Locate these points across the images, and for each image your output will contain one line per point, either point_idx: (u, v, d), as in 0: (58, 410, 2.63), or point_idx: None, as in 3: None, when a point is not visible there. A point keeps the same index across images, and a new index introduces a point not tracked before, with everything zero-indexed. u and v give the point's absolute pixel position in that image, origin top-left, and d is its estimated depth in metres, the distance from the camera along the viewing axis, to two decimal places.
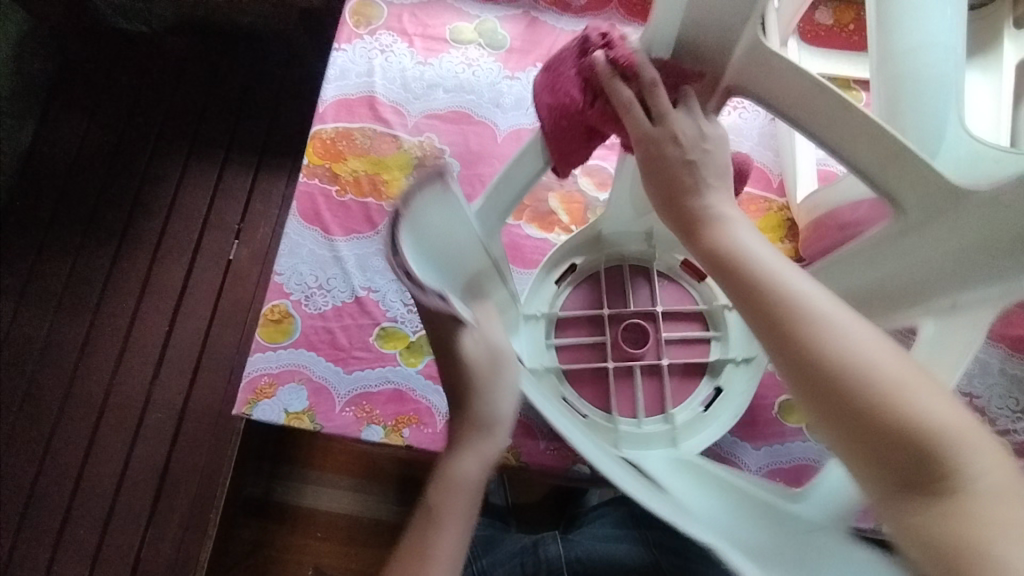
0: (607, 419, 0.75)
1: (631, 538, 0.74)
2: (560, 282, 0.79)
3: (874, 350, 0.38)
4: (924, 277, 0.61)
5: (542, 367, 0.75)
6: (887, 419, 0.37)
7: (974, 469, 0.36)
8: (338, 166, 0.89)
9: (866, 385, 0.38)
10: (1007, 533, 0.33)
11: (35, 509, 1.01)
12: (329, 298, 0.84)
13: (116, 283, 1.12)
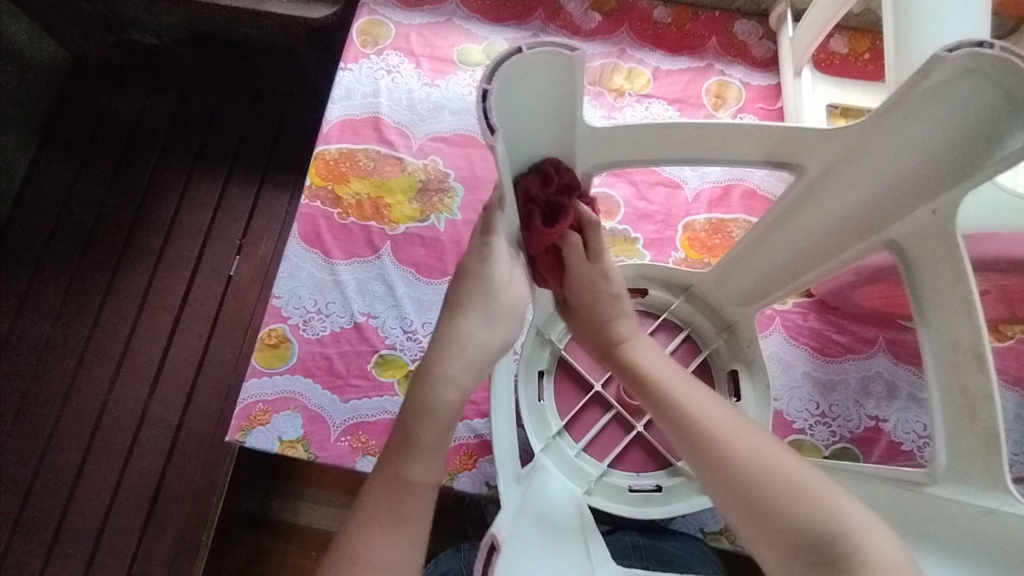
0: (670, 475, 0.73)
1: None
2: (541, 394, 0.75)
3: (773, 454, 0.48)
4: (857, 212, 0.58)
5: (592, 481, 0.71)
6: (760, 492, 0.46)
7: (871, 555, 0.41)
8: (340, 188, 0.88)
9: (767, 484, 0.46)
10: None
11: (24, 526, 1.00)
12: (327, 323, 0.83)
13: (115, 296, 1.11)
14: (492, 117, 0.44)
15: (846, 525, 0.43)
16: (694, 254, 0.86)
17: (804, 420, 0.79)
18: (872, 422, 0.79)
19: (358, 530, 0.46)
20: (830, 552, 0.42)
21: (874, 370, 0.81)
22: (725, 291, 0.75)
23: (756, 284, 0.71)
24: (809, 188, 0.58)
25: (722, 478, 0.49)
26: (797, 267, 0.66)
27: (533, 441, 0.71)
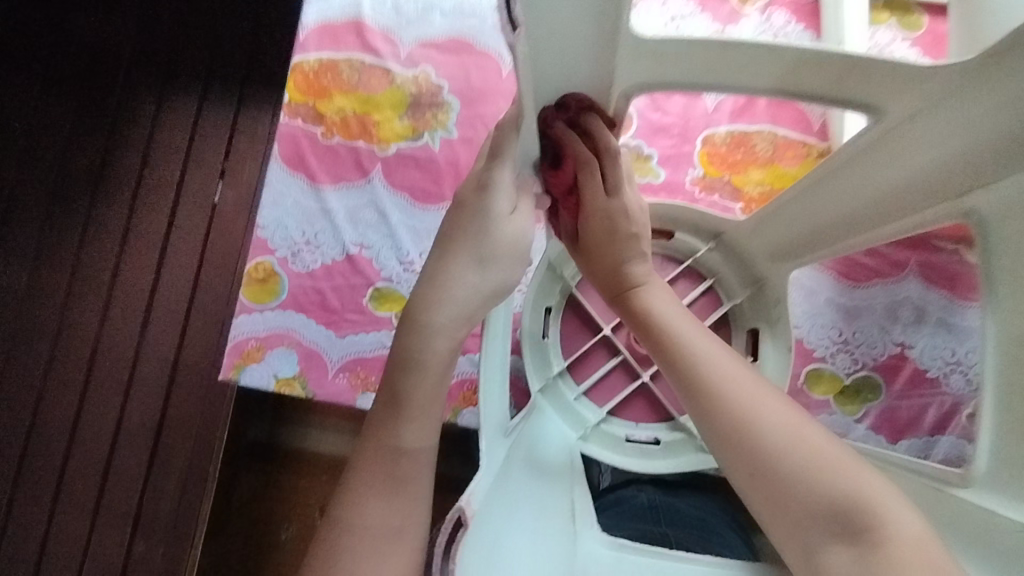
0: (672, 429, 0.71)
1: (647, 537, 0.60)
2: (545, 331, 0.73)
3: (785, 421, 0.44)
4: (925, 177, 0.48)
5: (589, 427, 0.69)
6: (773, 462, 0.43)
7: (887, 520, 0.40)
8: (322, 104, 0.79)
9: (779, 455, 0.43)
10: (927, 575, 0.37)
11: (31, 460, 1.00)
12: (317, 255, 0.77)
13: (95, 227, 1.05)
14: (514, 11, 0.35)
15: (864, 492, 0.41)
16: (713, 172, 0.78)
17: (824, 348, 0.76)
18: (899, 350, 0.75)
19: (344, 500, 0.44)
20: (849, 522, 0.40)
21: (904, 295, 0.76)
22: (759, 244, 0.68)
23: (796, 238, 0.63)
24: (882, 137, 0.47)
25: (732, 447, 0.45)
26: (839, 230, 0.58)
27: (532, 378, 0.69)
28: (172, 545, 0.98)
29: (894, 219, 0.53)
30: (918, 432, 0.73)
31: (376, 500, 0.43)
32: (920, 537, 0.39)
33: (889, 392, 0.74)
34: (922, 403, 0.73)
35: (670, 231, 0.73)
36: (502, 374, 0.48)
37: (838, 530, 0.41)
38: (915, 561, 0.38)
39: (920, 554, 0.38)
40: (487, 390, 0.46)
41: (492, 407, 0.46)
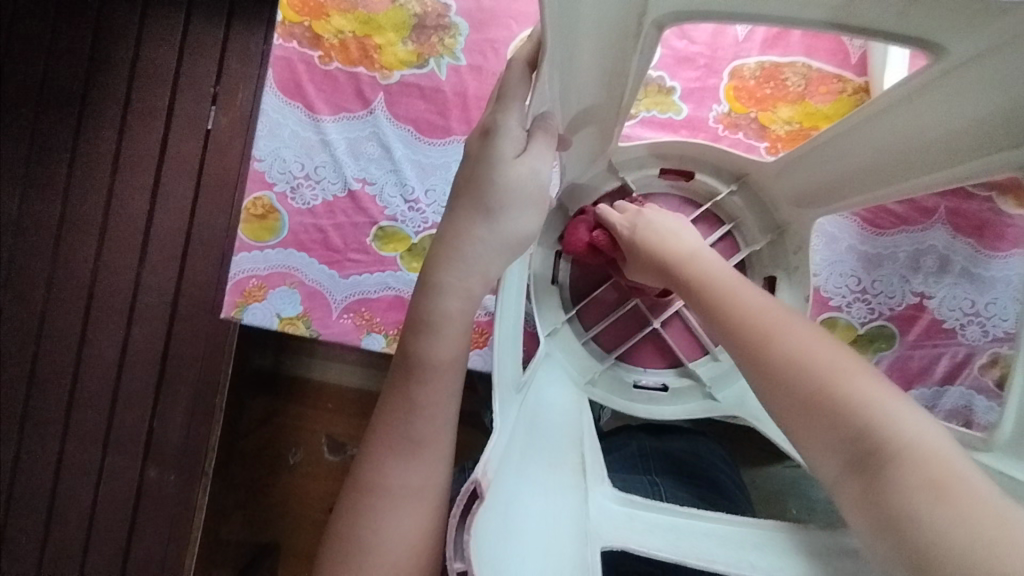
0: (680, 375, 0.71)
1: (643, 488, 0.62)
2: (556, 276, 0.71)
3: (807, 349, 0.42)
4: (977, 127, 0.44)
5: (596, 373, 0.69)
6: (792, 391, 0.41)
7: (901, 443, 0.36)
8: (319, 24, 0.73)
9: (800, 380, 0.41)
10: (947, 502, 0.34)
11: (38, 389, 1.00)
12: (318, 190, 0.73)
13: (85, 153, 1.01)
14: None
15: (874, 418, 0.38)
16: (739, 108, 0.73)
17: (841, 298, 0.74)
18: (918, 300, 0.73)
19: (368, 461, 0.47)
20: (865, 449, 0.37)
21: (928, 243, 0.73)
22: (784, 187, 0.64)
23: (823, 185, 0.60)
24: (940, 77, 0.43)
25: (750, 375, 0.44)
26: (871, 177, 0.55)
27: (540, 323, 0.68)
28: (183, 472, 1.00)
29: (934, 169, 0.50)
30: (928, 383, 0.72)
31: (394, 457, 0.46)
32: (942, 464, 0.35)
33: (903, 341, 0.73)
34: (936, 353, 0.72)
35: (690, 170, 0.69)
36: (516, 334, 0.47)
37: (850, 460, 0.38)
38: (920, 482, 0.35)
39: (930, 479, 0.35)
40: (501, 349, 0.44)
41: (507, 368, 0.45)
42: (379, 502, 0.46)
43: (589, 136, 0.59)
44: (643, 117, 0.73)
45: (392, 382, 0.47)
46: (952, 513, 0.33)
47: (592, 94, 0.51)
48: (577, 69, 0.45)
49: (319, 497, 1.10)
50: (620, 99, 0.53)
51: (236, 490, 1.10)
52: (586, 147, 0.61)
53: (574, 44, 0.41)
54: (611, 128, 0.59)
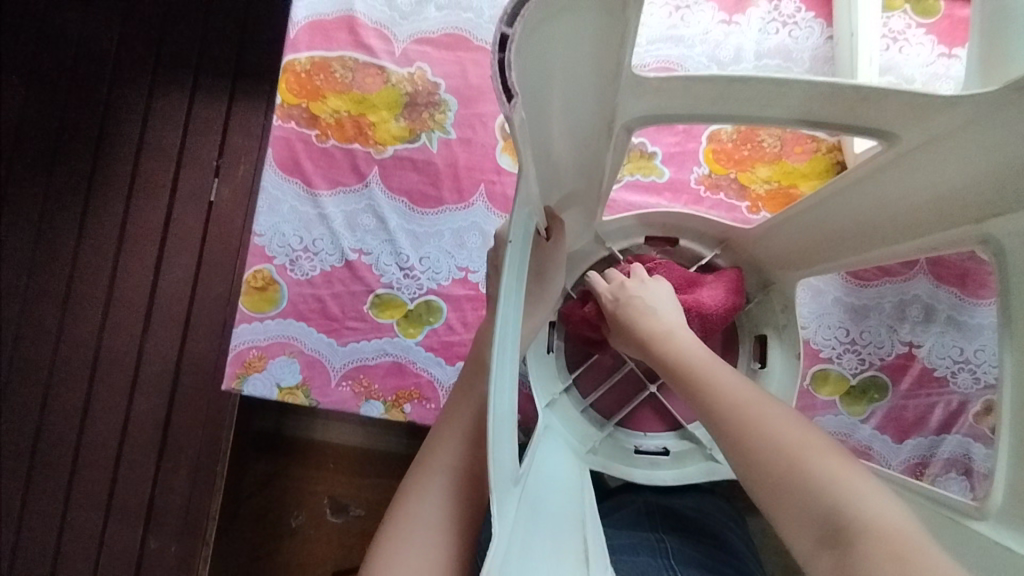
0: (680, 439, 0.72)
1: (647, 547, 0.60)
2: (551, 345, 0.72)
3: (778, 423, 0.45)
4: (939, 201, 0.47)
5: (596, 441, 0.71)
6: (766, 460, 0.43)
7: (867, 517, 0.39)
8: (316, 105, 0.77)
9: (773, 451, 0.43)
10: (908, 574, 0.35)
11: (40, 463, 1.01)
12: (316, 262, 0.76)
13: (91, 228, 1.04)
14: (509, 76, 0.32)
15: (848, 497, 0.40)
16: (719, 169, 0.76)
17: (831, 349, 0.75)
18: (908, 349, 0.74)
19: (401, 513, 0.52)
20: (835, 523, 0.39)
21: (912, 293, 0.75)
22: (767, 250, 0.67)
23: (803, 250, 0.62)
24: (894, 159, 0.47)
25: (728, 445, 0.46)
26: (850, 244, 0.57)
27: (538, 396, 0.69)
28: (183, 541, 0.99)
29: (905, 240, 0.52)
30: (924, 432, 0.72)
31: (428, 507, 0.52)
32: (905, 543, 0.37)
33: (896, 391, 0.73)
34: (929, 402, 0.73)
35: (674, 236, 0.70)
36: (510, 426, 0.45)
37: (823, 536, 0.40)
38: (885, 557, 0.36)
39: (896, 553, 0.37)
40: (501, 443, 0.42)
41: (503, 459, 0.43)
42: (411, 541, 0.50)
43: (577, 214, 0.63)
44: (627, 181, 0.76)
45: (429, 445, 0.56)
46: None
47: (574, 179, 0.55)
48: (555, 164, 0.49)
49: (322, 563, 1.08)
50: (597, 178, 0.57)
51: (237, 559, 1.08)
52: (574, 224, 0.64)
53: (549, 146, 0.45)
54: (596, 206, 0.63)
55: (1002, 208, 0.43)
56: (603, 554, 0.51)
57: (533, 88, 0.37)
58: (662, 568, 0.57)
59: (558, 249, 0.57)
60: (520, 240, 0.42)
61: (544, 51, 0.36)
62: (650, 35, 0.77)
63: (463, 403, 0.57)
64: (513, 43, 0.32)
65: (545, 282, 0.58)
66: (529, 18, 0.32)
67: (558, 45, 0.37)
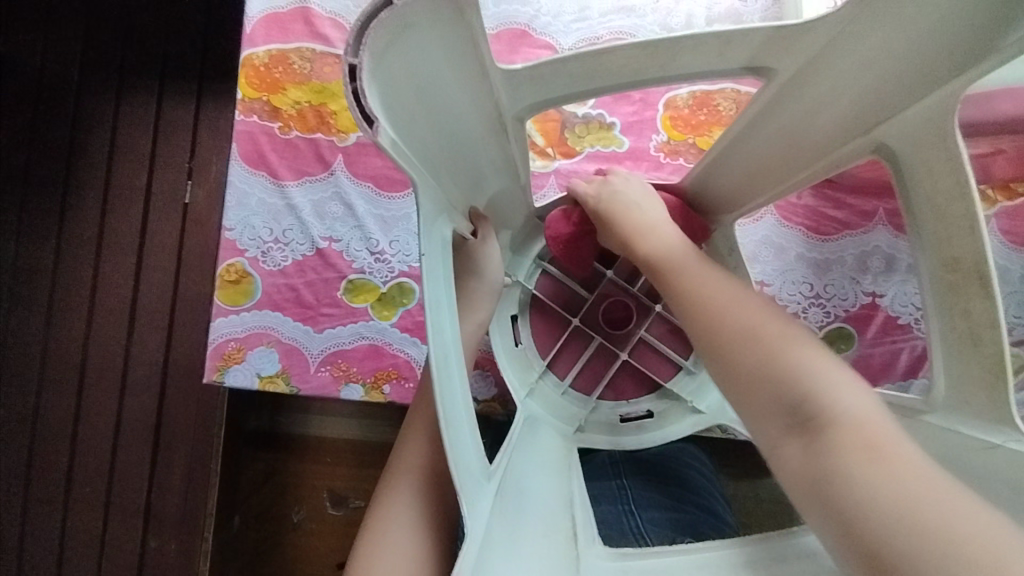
0: (660, 398, 0.74)
1: (610, 497, 0.68)
2: (518, 338, 0.74)
3: (751, 314, 0.45)
4: (850, 108, 0.50)
5: (582, 419, 0.72)
6: (738, 347, 0.43)
7: (836, 404, 0.40)
8: (276, 98, 0.78)
9: (746, 338, 0.44)
10: (871, 457, 0.37)
11: (35, 471, 1.02)
12: (287, 252, 0.77)
13: (70, 238, 1.06)
14: (366, 102, 0.35)
15: (821, 384, 0.41)
16: (677, 135, 0.77)
17: (796, 304, 0.76)
18: (871, 299, 0.76)
19: (370, 519, 0.52)
20: (804, 411, 0.40)
21: (872, 244, 0.76)
22: (701, 200, 0.71)
23: (734, 188, 0.66)
24: (781, 89, 0.51)
25: (700, 329, 0.46)
26: (771, 174, 0.61)
27: (516, 388, 0.71)
28: (182, 541, 1.01)
29: (817, 162, 0.56)
30: (892, 378, 0.74)
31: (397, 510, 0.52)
32: (872, 430, 0.38)
33: (862, 340, 0.75)
34: (895, 349, 0.74)
35: None
36: (473, 422, 0.45)
37: (792, 423, 0.41)
38: (851, 445, 0.37)
39: (865, 441, 0.37)
40: (459, 442, 0.42)
41: (470, 462, 0.44)
42: (381, 547, 0.50)
43: (510, 211, 0.67)
44: (588, 153, 0.77)
45: (398, 447, 0.56)
46: (877, 472, 0.36)
47: (494, 172, 0.59)
48: (469, 147, 0.51)
49: (325, 553, 1.09)
50: (513, 164, 0.60)
51: (242, 555, 1.10)
52: (511, 225, 0.69)
53: (457, 130, 0.48)
54: (522, 197, 0.67)
55: (889, 112, 0.48)
56: (590, 533, 0.52)
57: (406, 103, 0.40)
58: (621, 514, 0.65)
59: (494, 247, 0.60)
60: (438, 252, 0.44)
61: (403, 69, 0.39)
62: (602, 8, 0.78)
63: (422, 403, 0.57)
64: (362, 72, 0.35)
65: (486, 280, 0.60)
66: (373, 44, 0.35)
67: (425, 47, 0.39)
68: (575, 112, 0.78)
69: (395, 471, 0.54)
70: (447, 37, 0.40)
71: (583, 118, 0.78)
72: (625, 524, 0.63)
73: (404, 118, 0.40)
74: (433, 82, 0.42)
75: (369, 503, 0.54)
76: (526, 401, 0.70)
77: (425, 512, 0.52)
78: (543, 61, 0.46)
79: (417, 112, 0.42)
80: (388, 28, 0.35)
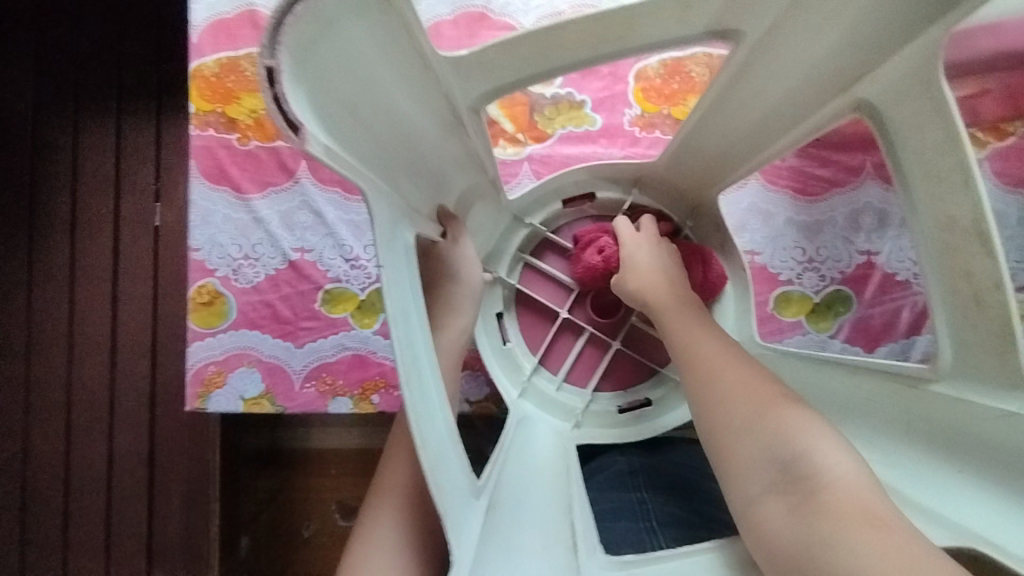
0: (657, 385, 0.71)
1: (628, 512, 0.62)
2: (505, 336, 0.72)
3: (749, 382, 0.49)
4: (824, 64, 0.47)
5: (579, 414, 0.69)
6: (741, 415, 0.47)
7: (828, 467, 0.41)
8: (231, 109, 0.75)
9: (746, 401, 0.47)
10: (855, 520, 0.38)
11: (32, 514, 1.00)
12: (259, 268, 0.74)
13: (41, 274, 1.02)
14: (290, 108, 0.32)
15: (813, 443, 0.43)
16: (651, 107, 0.74)
17: (790, 271, 0.74)
18: (867, 258, 0.73)
19: (356, 539, 0.50)
20: (796, 474, 0.42)
21: (863, 201, 0.73)
22: (684, 174, 0.68)
23: (718, 159, 0.63)
24: (750, 51, 0.49)
25: (704, 397, 0.50)
26: (753, 141, 0.58)
27: (508, 389, 0.69)
28: (189, 569, 0.99)
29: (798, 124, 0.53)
30: (894, 337, 0.71)
31: (385, 530, 0.50)
32: (859, 495, 0.40)
33: (861, 301, 0.72)
34: (895, 307, 0.72)
35: (590, 191, 0.71)
36: (456, 438, 0.43)
37: (781, 482, 0.43)
38: (839, 509, 0.39)
39: (854, 506, 0.39)
40: (442, 461, 0.40)
41: (454, 478, 0.41)
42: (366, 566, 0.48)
43: (483, 207, 0.64)
44: (560, 134, 0.74)
45: (388, 460, 0.53)
46: (862, 536, 0.37)
47: (459, 168, 0.56)
48: (427, 142, 0.48)
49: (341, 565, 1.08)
50: (477, 158, 0.57)
51: None
52: (487, 220, 0.66)
53: (408, 125, 0.45)
54: (495, 190, 0.65)
55: (862, 67, 0.45)
56: (591, 540, 0.50)
57: (344, 106, 0.37)
58: (642, 531, 0.59)
59: (468, 246, 0.57)
60: (402, 260, 0.41)
61: (333, 67, 0.35)
62: None
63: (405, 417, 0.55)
64: (282, 74, 0.32)
65: (463, 283, 0.56)
66: (291, 44, 0.32)
67: (355, 40, 0.36)
68: (544, 93, 0.75)
69: (388, 470, 0.53)
70: (377, 26, 0.37)
71: (552, 99, 0.75)
72: (645, 542, 0.58)
73: (343, 118, 0.37)
74: (373, 81, 0.39)
75: (356, 520, 0.52)
76: (518, 400, 0.68)
77: (413, 530, 0.50)
78: (490, 42, 0.43)
79: (359, 111, 0.39)
80: (306, 23, 0.32)
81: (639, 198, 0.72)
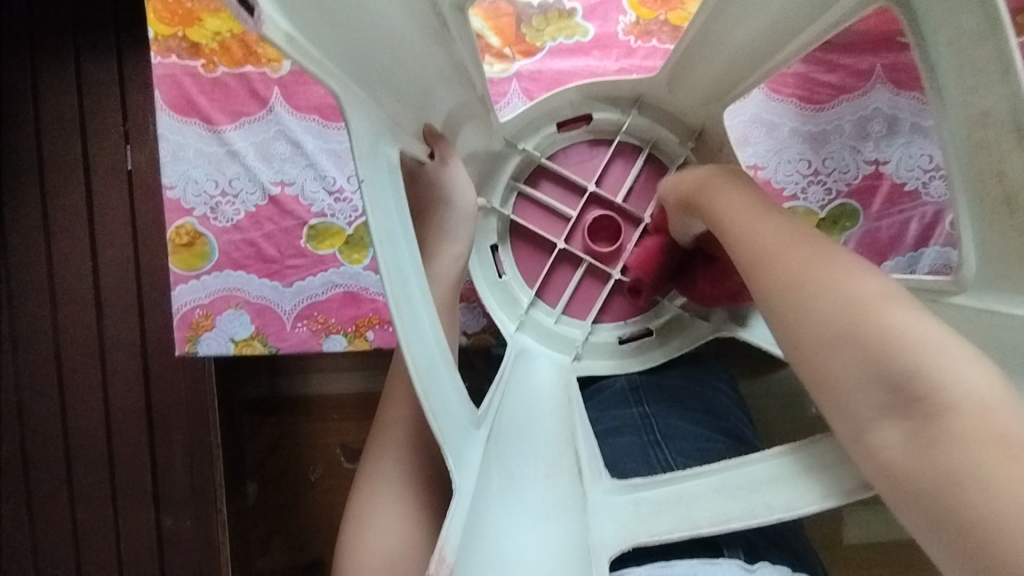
0: (660, 313, 0.69)
1: (632, 427, 0.61)
2: (500, 269, 0.69)
3: (829, 273, 0.38)
4: None
5: (580, 345, 0.68)
6: (823, 313, 0.37)
7: (950, 380, 0.33)
8: (193, 32, 0.69)
9: (828, 296, 0.37)
10: (995, 446, 0.30)
11: (34, 466, 1.00)
12: (238, 205, 0.70)
13: (14, 225, 0.98)
14: None
15: (930, 350, 0.33)
16: (646, 13, 0.69)
17: (795, 185, 0.71)
18: (875, 168, 0.70)
19: (359, 485, 0.50)
20: (910, 388, 0.33)
21: (871, 107, 0.69)
22: (684, 89, 0.63)
23: (721, 67, 0.58)
24: None
25: (767, 295, 0.40)
26: (761, 43, 0.54)
27: (505, 322, 0.67)
28: (197, 512, 1.00)
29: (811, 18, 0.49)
30: (902, 250, 0.69)
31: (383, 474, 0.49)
32: (996, 409, 0.31)
33: (867, 215, 0.70)
34: (904, 219, 0.69)
35: (585, 113, 0.67)
36: (454, 369, 0.40)
37: (893, 402, 0.34)
38: (972, 435, 0.31)
39: (991, 431, 0.30)
40: (441, 396, 0.38)
41: (454, 412, 0.40)
42: (368, 511, 0.48)
43: (472, 129, 0.60)
44: (549, 47, 0.69)
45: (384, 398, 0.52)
46: (1005, 468, 0.29)
47: (442, 82, 0.52)
48: (405, 50, 0.44)
49: None
50: (461, 70, 0.53)
51: (265, 518, 1.09)
52: (477, 143, 0.63)
53: (382, 28, 0.41)
54: (484, 109, 0.60)
55: None
56: (597, 465, 0.49)
57: None
58: (647, 446, 0.59)
59: (459, 168, 0.53)
60: (386, 178, 0.38)
61: None
62: None
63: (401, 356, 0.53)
64: None
65: (456, 208, 0.53)
66: None
67: None
68: (530, 2, 0.69)
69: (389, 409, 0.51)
70: None
71: (540, 8, 0.69)
72: (651, 457, 0.57)
73: (308, 11, 0.32)
74: None
75: (358, 465, 0.51)
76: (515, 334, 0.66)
77: (412, 470, 0.49)
78: None
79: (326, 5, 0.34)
80: None
81: (638, 119, 0.67)
